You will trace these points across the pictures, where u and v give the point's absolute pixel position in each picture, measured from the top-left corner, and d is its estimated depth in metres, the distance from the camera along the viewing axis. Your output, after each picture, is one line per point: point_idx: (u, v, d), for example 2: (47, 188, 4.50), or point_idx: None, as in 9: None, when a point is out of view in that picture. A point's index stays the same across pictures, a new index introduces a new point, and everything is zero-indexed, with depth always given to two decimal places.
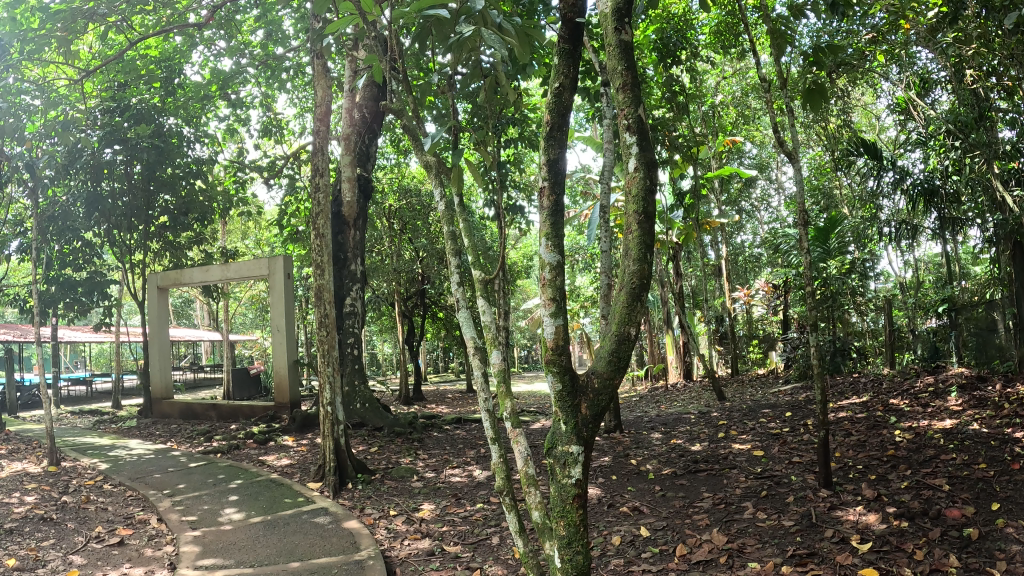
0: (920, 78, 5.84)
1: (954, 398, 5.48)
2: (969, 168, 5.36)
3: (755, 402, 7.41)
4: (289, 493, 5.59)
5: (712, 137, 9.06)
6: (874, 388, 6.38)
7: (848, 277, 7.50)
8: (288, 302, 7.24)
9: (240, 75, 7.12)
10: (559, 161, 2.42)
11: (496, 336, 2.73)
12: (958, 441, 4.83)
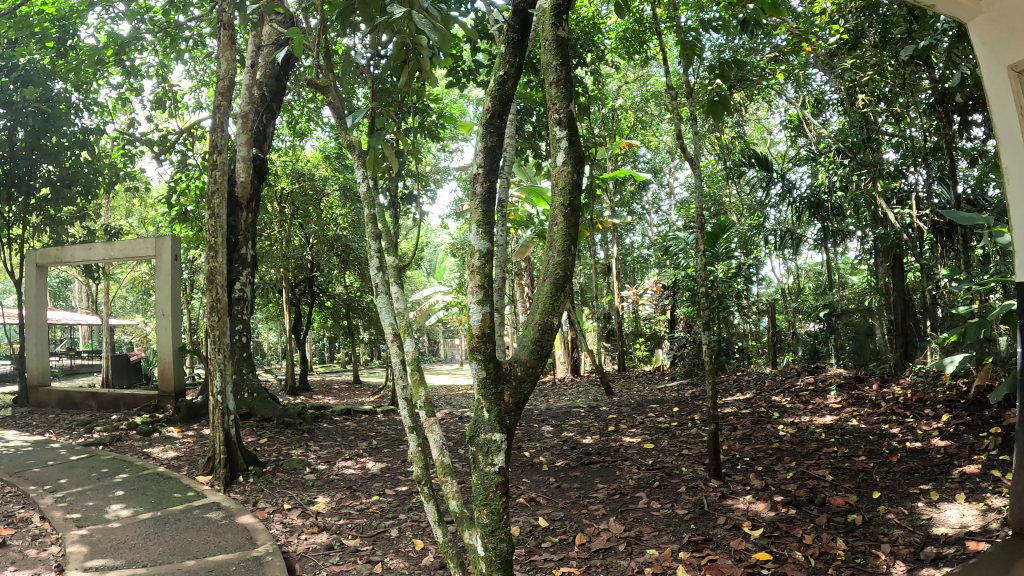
0: (816, 99, 6.27)
1: (834, 396, 5.97)
2: (856, 184, 5.88)
3: (642, 398, 7.76)
4: (178, 488, 5.28)
5: (610, 140, 9.31)
6: (758, 385, 6.85)
7: (734, 280, 7.90)
8: (174, 286, 6.81)
9: (138, 41, 6.61)
10: (496, 151, 2.45)
11: (410, 326, 2.87)
12: (845, 428, 5.36)
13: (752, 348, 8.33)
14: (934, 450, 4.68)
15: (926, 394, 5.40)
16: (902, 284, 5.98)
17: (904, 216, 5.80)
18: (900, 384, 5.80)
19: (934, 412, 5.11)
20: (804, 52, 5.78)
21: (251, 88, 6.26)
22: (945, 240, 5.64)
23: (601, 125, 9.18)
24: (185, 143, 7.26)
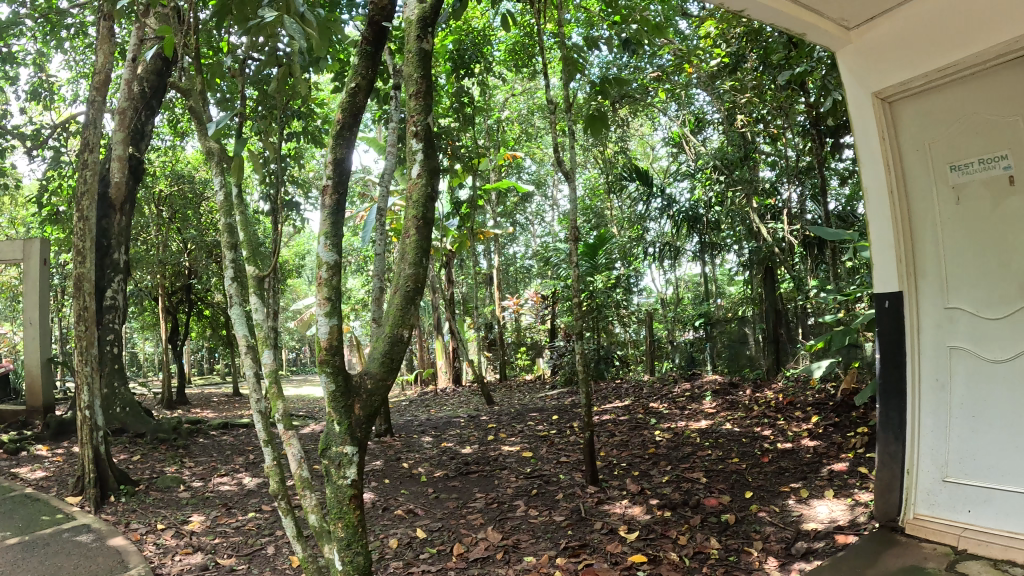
0: (696, 116, 6.50)
1: (710, 403, 6.05)
2: (730, 201, 6.17)
3: (523, 407, 7.69)
4: (46, 511, 4.90)
5: (495, 150, 9.34)
6: (635, 393, 7.01)
7: (612, 290, 8.11)
8: (39, 293, 6.33)
9: (14, 27, 6.15)
10: (346, 161, 2.26)
11: (269, 336, 2.56)
12: (718, 422, 5.33)
13: (631, 356, 8.57)
14: (806, 447, 4.19)
15: (799, 399, 5.26)
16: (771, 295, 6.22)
17: (775, 231, 6.14)
18: (771, 389, 5.95)
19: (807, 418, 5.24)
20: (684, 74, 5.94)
21: (132, 85, 5.91)
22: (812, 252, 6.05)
23: (487, 135, 9.20)
24: (59, 138, 6.80)
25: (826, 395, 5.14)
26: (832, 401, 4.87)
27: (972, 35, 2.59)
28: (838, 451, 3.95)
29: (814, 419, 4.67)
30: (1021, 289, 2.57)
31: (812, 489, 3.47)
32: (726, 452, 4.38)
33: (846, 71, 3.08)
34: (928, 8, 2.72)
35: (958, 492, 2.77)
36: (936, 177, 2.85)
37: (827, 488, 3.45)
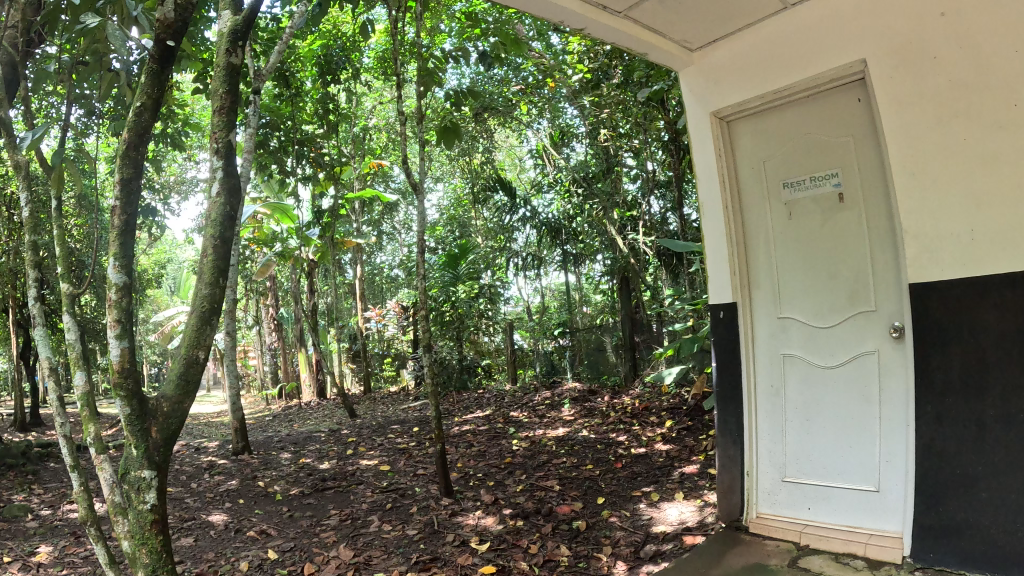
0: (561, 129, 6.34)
1: (571, 410, 5.80)
2: (590, 212, 6.32)
3: (386, 418, 6.83)
4: None
5: (360, 159, 9.11)
6: (499, 402, 6.73)
7: (476, 300, 8.16)
8: None
9: None
10: (134, 182, 2.13)
11: (82, 358, 2.39)
12: (574, 426, 5.14)
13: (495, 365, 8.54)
14: (656, 454, 4.18)
15: (652, 404, 5.34)
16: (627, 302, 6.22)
17: (633, 243, 6.28)
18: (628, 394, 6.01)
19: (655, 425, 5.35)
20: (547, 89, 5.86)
21: None
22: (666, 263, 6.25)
23: (352, 143, 8.96)
24: None
25: (680, 400, 5.24)
26: (685, 406, 5.02)
27: (803, 58, 2.76)
28: (689, 454, 4.07)
29: (669, 424, 4.75)
30: (847, 298, 2.75)
31: (662, 492, 3.55)
32: (579, 459, 4.21)
33: (687, 90, 3.21)
34: (762, 32, 2.88)
35: (796, 490, 2.92)
36: (767, 193, 3.01)
37: (676, 491, 3.53)
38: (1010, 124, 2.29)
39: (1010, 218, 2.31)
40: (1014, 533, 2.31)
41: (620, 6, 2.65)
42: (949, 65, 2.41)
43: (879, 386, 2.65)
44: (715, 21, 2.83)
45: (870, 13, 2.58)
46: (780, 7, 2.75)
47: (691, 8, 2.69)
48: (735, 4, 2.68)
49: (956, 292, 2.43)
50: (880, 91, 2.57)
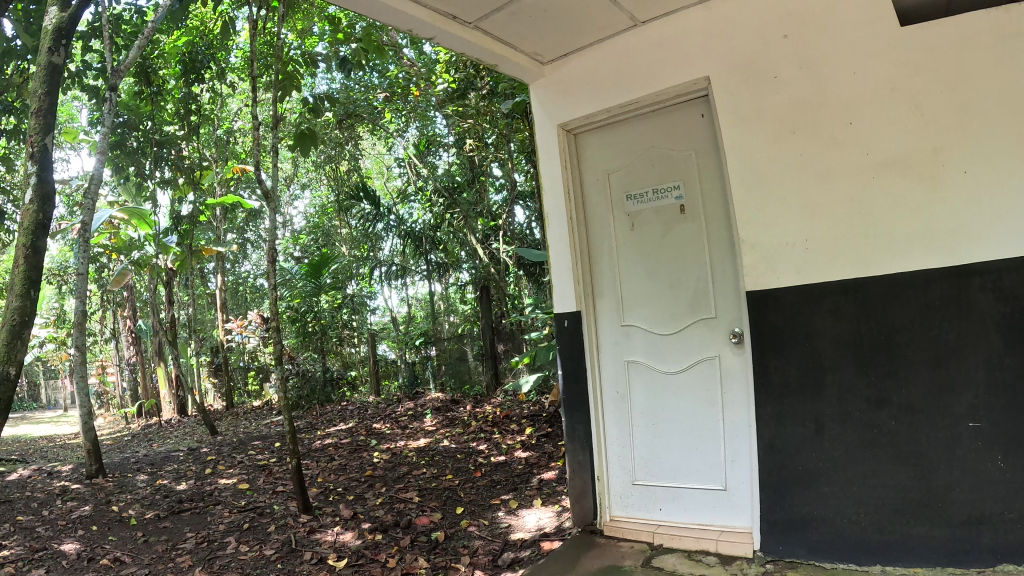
0: (428, 138, 6.60)
1: (431, 420, 5.60)
2: (451, 222, 6.59)
3: (246, 436, 6.49)
4: None
5: (222, 163, 8.71)
6: (360, 414, 6.39)
7: (339, 311, 7.97)
8: None
9: None
10: None
11: None
12: (437, 436, 5.02)
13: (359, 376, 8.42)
14: (515, 462, 4.22)
15: (513, 412, 5.41)
16: (488, 313, 6.65)
17: (493, 251, 6.49)
18: (489, 404, 6.00)
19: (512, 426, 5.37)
20: (412, 97, 5.80)
21: None
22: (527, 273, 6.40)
23: (213, 147, 8.54)
24: None
25: (539, 407, 5.42)
26: (545, 413, 5.12)
27: (651, 74, 2.86)
28: (548, 460, 4.14)
29: (529, 431, 4.82)
30: (690, 306, 2.85)
31: (521, 499, 3.57)
32: (438, 470, 4.15)
33: (536, 102, 3.24)
34: (611, 47, 2.96)
35: (647, 492, 3.00)
36: (612, 205, 3.07)
37: (535, 497, 3.57)
38: (846, 140, 2.51)
39: (844, 228, 2.51)
40: (857, 523, 2.54)
41: (473, 16, 2.65)
42: (788, 85, 2.60)
43: (722, 389, 2.77)
44: (566, 35, 2.88)
45: (716, 34, 2.72)
46: (631, 25, 2.84)
47: (545, 21, 2.72)
48: (587, 19, 2.74)
49: (790, 298, 2.59)
50: (723, 106, 2.71)
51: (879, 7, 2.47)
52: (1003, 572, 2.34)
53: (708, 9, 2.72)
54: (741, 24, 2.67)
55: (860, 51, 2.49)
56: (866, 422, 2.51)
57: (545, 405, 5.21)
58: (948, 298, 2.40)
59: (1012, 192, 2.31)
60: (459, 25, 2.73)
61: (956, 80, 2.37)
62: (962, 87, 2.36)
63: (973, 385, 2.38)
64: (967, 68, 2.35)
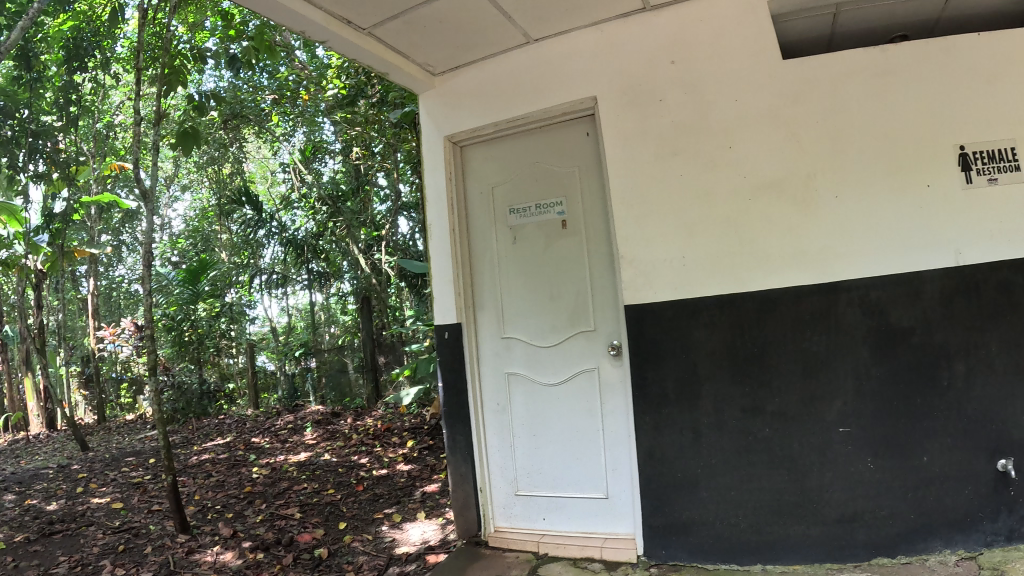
0: (314, 145, 6.30)
1: (310, 433, 5.43)
2: (333, 231, 6.27)
3: (119, 451, 6.22)
4: None
5: (98, 160, 8.21)
6: (238, 428, 6.05)
7: (217, 320, 7.64)
8: None
9: None
10: None
11: None
12: (317, 451, 4.85)
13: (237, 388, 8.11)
14: (398, 475, 4.16)
15: (395, 424, 5.34)
16: (369, 326, 6.32)
17: (376, 261, 6.37)
18: (370, 416, 5.87)
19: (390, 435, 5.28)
20: (302, 102, 5.66)
21: None
22: (409, 285, 6.43)
23: (88, 142, 8.02)
24: None
25: (421, 420, 5.33)
26: (427, 426, 5.01)
27: (540, 91, 2.86)
28: (431, 473, 4.12)
29: (409, 445, 4.73)
30: (570, 319, 2.88)
31: (405, 513, 3.53)
32: (320, 484, 4.05)
33: (423, 113, 3.18)
34: (502, 63, 2.94)
35: (530, 503, 3.00)
36: (495, 218, 3.05)
37: (419, 510, 3.55)
38: (725, 162, 2.61)
39: (720, 245, 2.60)
40: (736, 524, 2.64)
41: (367, 22, 2.55)
42: (673, 108, 2.67)
43: (601, 401, 2.81)
44: (458, 47, 2.82)
45: (606, 55, 2.76)
46: (524, 41, 2.82)
47: (440, 32, 2.66)
48: (481, 33, 2.71)
49: (667, 313, 2.64)
50: (608, 124, 2.74)
51: (760, 40, 2.62)
52: (876, 566, 2.56)
53: (600, 31, 2.76)
54: (630, 47, 2.73)
55: (743, 81, 2.62)
56: (742, 429, 2.61)
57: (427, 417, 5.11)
58: (817, 312, 2.56)
59: (875, 216, 2.54)
60: (352, 29, 2.60)
61: (830, 113, 2.57)
62: (835, 120, 2.57)
63: (842, 393, 2.57)
64: (842, 100, 2.57)
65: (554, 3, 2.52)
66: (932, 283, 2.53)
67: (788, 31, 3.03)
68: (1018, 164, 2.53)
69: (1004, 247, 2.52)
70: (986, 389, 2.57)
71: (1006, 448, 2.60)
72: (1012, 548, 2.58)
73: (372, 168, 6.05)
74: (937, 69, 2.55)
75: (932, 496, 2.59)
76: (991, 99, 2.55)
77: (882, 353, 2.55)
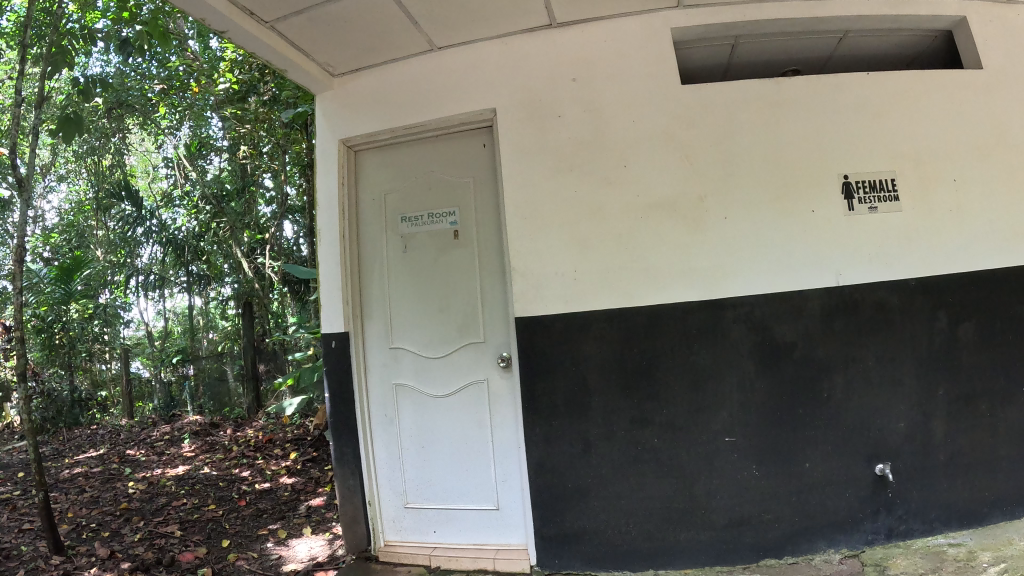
0: (198, 141, 5.79)
1: (188, 445, 5.21)
2: (216, 232, 6.06)
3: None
4: None
5: None
6: (111, 439, 5.58)
7: (90, 323, 6.49)
8: None
9: None
10: None
11: None
12: (195, 464, 4.66)
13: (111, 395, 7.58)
14: (281, 489, 4.05)
15: (276, 435, 5.19)
16: (251, 330, 6.42)
17: (259, 265, 6.23)
18: (250, 427, 5.68)
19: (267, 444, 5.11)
20: (191, 94, 5.19)
21: None
22: (293, 291, 6.30)
23: None
24: None
25: (304, 430, 5.16)
26: (310, 436, 4.93)
27: (438, 101, 2.82)
28: (315, 486, 4.04)
29: (293, 456, 4.63)
30: (460, 330, 2.86)
31: (290, 529, 3.45)
32: (201, 500, 3.91)
33: (319, 115, 3.06)
34: (402, 70, 2.87)
35: (420, 516, 2.95)
36: (386, 226, 2.99)
37: (305, 526, 3.47)
38: (618, 179, 2.65)
39: (609, 260, 2.62)
40: (627, 533, 2.65)
41: (269, 16, 2.40)
42: (571, 125, 2.70)
43: (490, 412, 2.81)
44: (359, 50, 2.72)
45: (508, 68, 2.76)
46: (427, 48, 2.78)
47: (341, 33, 2.56)
48: (386, 37, 2.64)
49: (557, 325, 2.62)
50: (504, 136, 2.72)
51: (659, 64, 2.70)
52: (766, 566, 2.63)
53: (504, 44, 2.77)
54: (532, 62, 2.74)
55: (640, 102, 2.69)
56: (631, 440, 2.63)
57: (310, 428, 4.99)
58: (701, 327, 2.62)
59: (760, 237, 2.65)
60: (252, 21, 2.43)
61: (720, 139, 2.68)
62: (724, 146, 2.68)
63: (727, 404, 2.63)
64: (734, 126, 2.69)
65: (464, 11, 2.50)
66: (814, 301, 2.67)
67: (687, 58, 3.07)
68: (898, 197, 2.76)
69: (879, 270, 2.72)
70: (862, 399, 2.71)
71: (884, 454, 2.74)
72: (892, 545, 2.72)
73: (260, 170, 5.91)
74: (831, 103, 2.76)
75: (815, 500, 2.69)
76: (877, 135, 2.78)
77: (766, 366, 2.65)
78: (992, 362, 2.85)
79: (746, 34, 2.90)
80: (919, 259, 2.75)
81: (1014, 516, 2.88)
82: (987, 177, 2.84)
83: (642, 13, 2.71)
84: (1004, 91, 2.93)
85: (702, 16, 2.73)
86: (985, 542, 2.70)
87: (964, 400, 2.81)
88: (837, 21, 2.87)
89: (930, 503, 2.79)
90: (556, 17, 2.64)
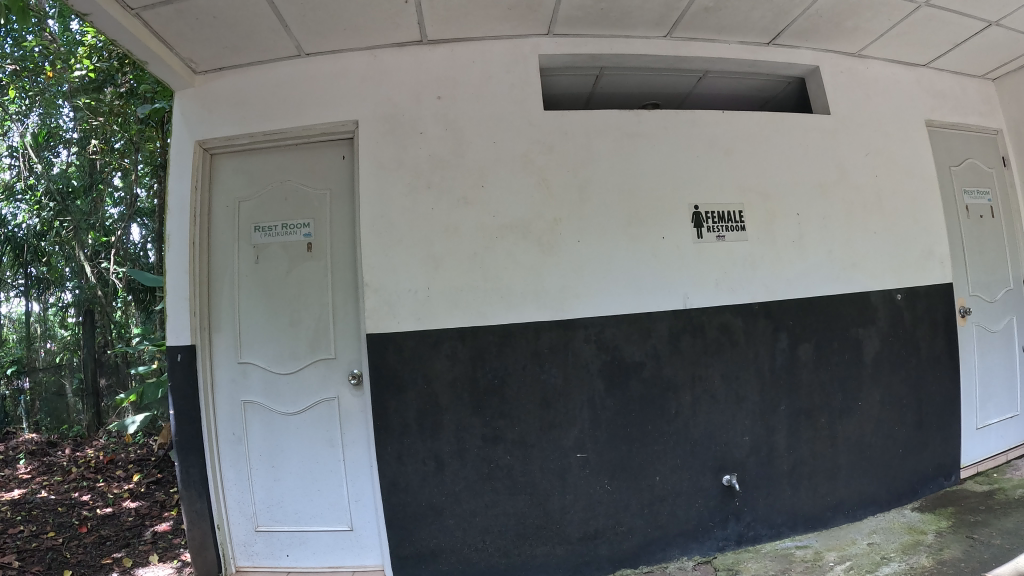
0: (47, 131, 5.37)
1: (23, 467, 4.85)
2: (58, 231, 5.72)
3: None
4: None
5: None
6: None
7: None
8: None
9: None
10: None
11: None
12: (31, 487, 4.33)
13: None
14: (125, 514, 3.83)
15: (119, 456, 4.91)
16: (91, 341, 5.88)
17: (103, 271, 5.90)
18: (91, 446, 5.35)
19: (108, 460, 4.83)
20: (44, 79, 4.78)
21: None
22: (138, 299, 6.15)
23: None
24: None
25: (148, 450, 4.96)
26: (156, 456, 4.73)
27: (298, 110, 2.73)
28: (161, 511, 3.85)
29: (135, 478, 4.39)
30: (310, 346, 2.79)
31: (136, 556, 3.26)
32: (39, 526, 3.64)
33: (174, 112, 2.86)
34: (267, 75, 2.76)
35: (271, 538, 2.84)
36: (238, 235, 2.86)
37: (150, 553, 3.29)
38: (475, 200, 2.65)
39: (465, 278, 2.61)
40: (484, 549, 2.63)
41: (136, 2, 2.22)
42: (433, 142, 2.67)
43: (341, 431, 2.76)
44: (222, 49, 2.60)
45: (373, 81, 2.71)
46: (291, 55, 2.69)
47: (204, 30, 2.43)
48: (251, 39, 2.53)
49: (410, 343, 2.58)
50: (363, 148, 2.66)
51: (523, 88, 2.74)
52: None
53: (372, 57, 2.72)
54: (397, 77, 2.71)
55: (503, 123, 2.71)
56: (484, 458, 2.62)
57: (155, 447, 4.79)
58: (554, 347, 2.65)
59: (613, 260, 2.72)
60: (117, 5, 2.22)
61: (577, 164, 2.73)
62: (581, 170, 2.73)
63: (579, 421, 2.67)
64: (592, 153, 2.75)
65: (337, 19, 2.44)
66: (662, 323, 2.76)
67: (553, 84, 3.10)
68: (744, 227, 2.90)
69: (724, 295, 2.85)
70: (709, 415, 2.82)
71: (730, 466, 2.85)
72: (742, 550, 2.83)
73: (110, 166, 5.60)
74: (684, 137, 2.86)
75: (666, 510, 2.76)
76: (727, 168, 2.91)
77: (615, 385, 2.70)
78: (830, 381, 3.03)
79: (610, 67, 2.96)
80: (762, 286, 2.90)
81: (854, 518, 3.06)
82: (823, 211, 3.04)
83: (513, 38, 2.74)
84: (842, 132, 3.15)
85: (569, 44, 2.78)
86: (829, 543, 2.85)
87: (805, 415, 2.97)
88: (699, 61, 2.98)
89: (777, 510, 2.92)
90: (427, 34, 2.63)
